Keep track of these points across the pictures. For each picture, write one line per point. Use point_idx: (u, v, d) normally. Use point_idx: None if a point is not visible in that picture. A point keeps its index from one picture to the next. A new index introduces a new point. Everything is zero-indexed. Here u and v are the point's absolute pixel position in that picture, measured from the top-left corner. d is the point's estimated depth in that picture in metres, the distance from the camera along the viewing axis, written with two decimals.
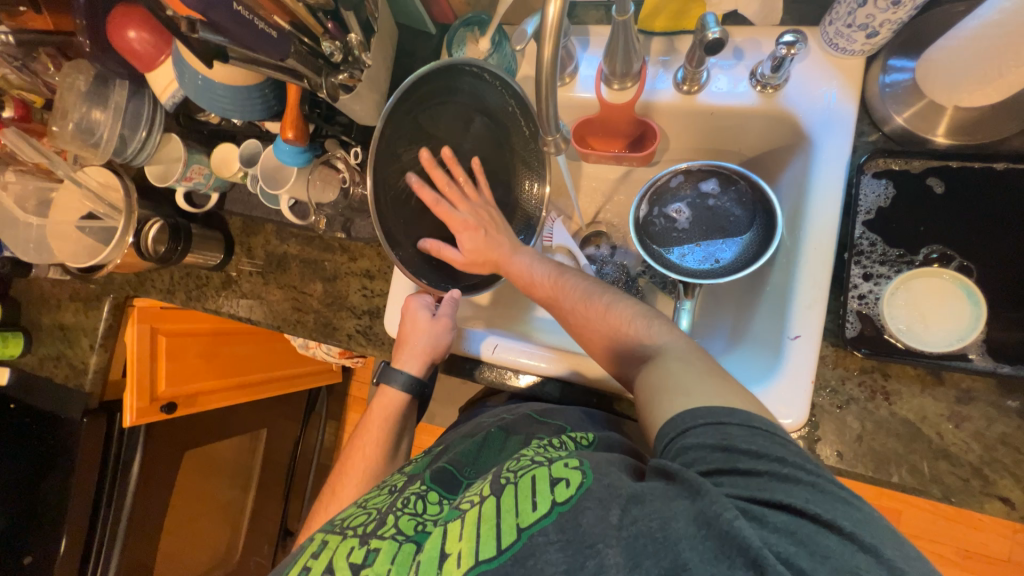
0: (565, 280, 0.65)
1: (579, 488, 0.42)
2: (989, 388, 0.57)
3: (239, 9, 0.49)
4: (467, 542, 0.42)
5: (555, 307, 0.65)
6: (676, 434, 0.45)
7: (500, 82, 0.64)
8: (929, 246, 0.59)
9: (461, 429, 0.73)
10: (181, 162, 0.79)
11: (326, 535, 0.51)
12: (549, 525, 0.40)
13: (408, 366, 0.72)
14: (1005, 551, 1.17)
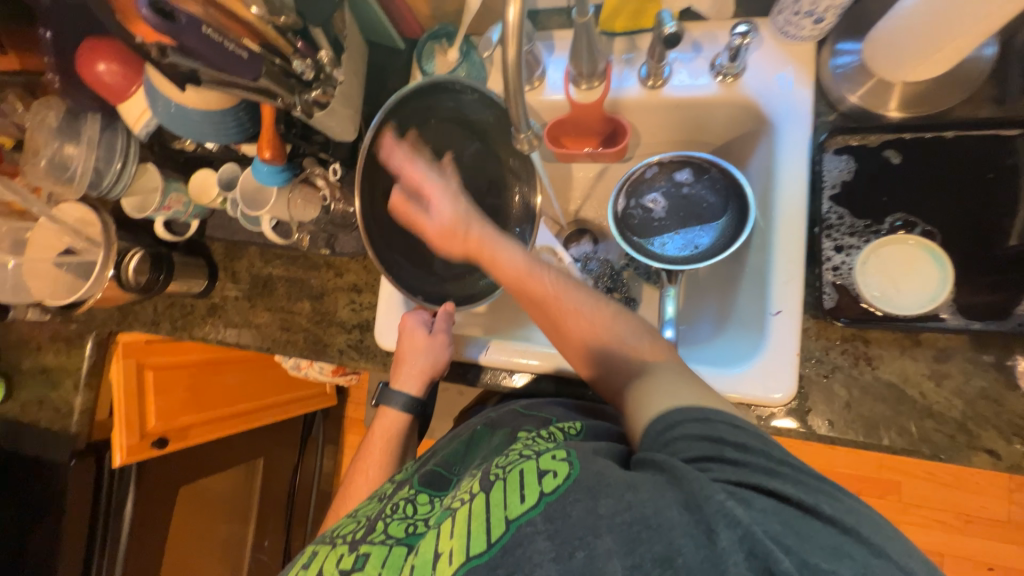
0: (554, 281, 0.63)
1: (566, 479, 0.43)
2: (964, 345, 0.58)
3: (210, 33, 0.50)
4: (459, 540, 0.42)
5: (547, 308, 0.62)
6: (664, 427, 0.47)
7: (476, 92, 0.64)
8: (894, 215, 0.62)
9: (451, 433, 0.72)
10: (159, 191, 0.80)
11: (315, 547, 0.51)
12: (536, 516, 0.40)
13: (408, 386, 0.72)
14: (1004, 512, 1.19)
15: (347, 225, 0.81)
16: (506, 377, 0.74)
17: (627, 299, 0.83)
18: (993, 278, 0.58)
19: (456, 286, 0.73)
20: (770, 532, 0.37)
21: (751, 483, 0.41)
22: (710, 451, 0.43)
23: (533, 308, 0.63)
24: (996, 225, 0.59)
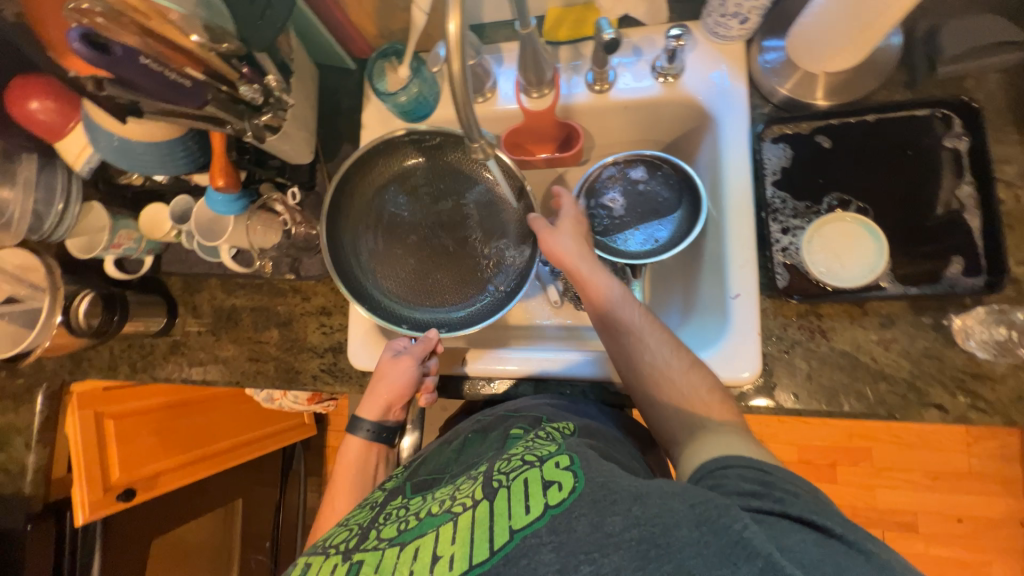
0: (629, 307, 0.65)
1: (572, 492, 0.42)
2: (905, 310, 0.63)
3: (148, 62, 0.49)
4: (461, 546, 0.43)
5: (636, 347, 0.63)
6: (717, 466, 0.48)
7: (441, 135, 0.70)
8: (830, 195, 0.67)
9: (440, 440, 0.71)
10: (107, 229, 0.77)
11: (309, 557, 0.51)
12: (541, 528, 0.40)
13: (366, 407, 0.72)
14: (965, 464, 1.27)
15: (310, 247, 0.80)
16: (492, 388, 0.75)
17: None
18: (922, 246, 0.63)
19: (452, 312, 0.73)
20: (792, 557, 0.35)
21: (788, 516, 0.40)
22: (750, 491, 0.43)
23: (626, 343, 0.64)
24: (919, 197, 0.64)
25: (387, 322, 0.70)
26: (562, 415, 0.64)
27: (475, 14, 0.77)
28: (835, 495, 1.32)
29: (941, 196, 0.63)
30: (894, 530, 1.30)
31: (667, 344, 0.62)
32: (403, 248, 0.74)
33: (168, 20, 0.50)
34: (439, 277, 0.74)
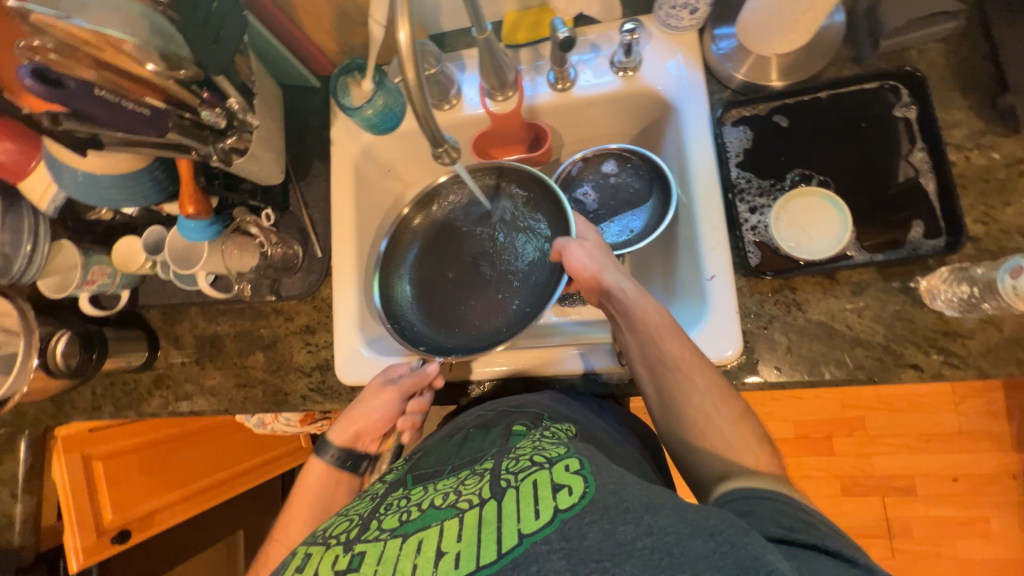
0: (676, 343, 0.60)
1: (582, 497, 0.42)
2: (874, 276, 0.64)
3: (104, 94, 0.49)
4: (467, 544, 0.42)
5: (670, 386, 0.59)
6: (749, 496, 0.48)
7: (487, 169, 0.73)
8: (793, 171, 0.68)
9: (437, 434, 0.71)
10: (79, 267, 0.75)
11: (309, 548, 0.50)
12: (551, 534, 0.40)
13: (336, 428, 0.72)
14: (955, 424, 1.30)
15: (289, 267, 0.80)
16: (478, 391, 0.76)
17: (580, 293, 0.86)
18: (884, 213, 0.65)
19: (473, 333, 0.71)
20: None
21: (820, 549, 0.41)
22: (785, 526, 0.43)
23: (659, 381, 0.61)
24: (876, 166, 0.66)
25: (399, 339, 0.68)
26: (562, 416, 0.63)
27: (434, 24, 0.78)
28: (833, 466, 1.34)
29: (897, 164, 0.65)
30: (892, 495, 1.32)
31: (714, 386, 0.58)
32: (446, 274, 0.75)
33: (121, 49, 0.49)
34: (460, 302, 0.73)
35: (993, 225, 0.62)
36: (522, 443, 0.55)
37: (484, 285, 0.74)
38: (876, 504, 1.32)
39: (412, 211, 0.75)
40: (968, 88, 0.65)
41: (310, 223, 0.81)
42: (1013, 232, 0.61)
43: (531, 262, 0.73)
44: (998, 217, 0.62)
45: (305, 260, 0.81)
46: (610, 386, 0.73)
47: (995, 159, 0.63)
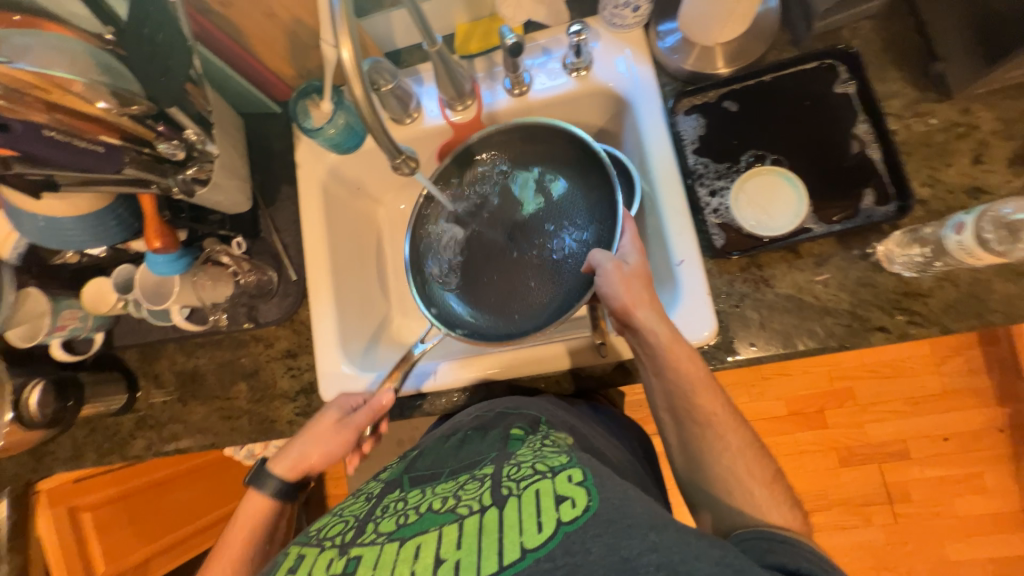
0: (707, 397, 0.59)
1: (586, 509, 0.43)
2: (835, 246, 0.67)
3: (54, 134, 0.51)
4: (467, 552, 0.43)
5: (694, 430, 0.60)
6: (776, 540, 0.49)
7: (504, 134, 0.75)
8: (748, 153, 0.71)
9: (435, 432, 0.70)
10: (48, 313, 0.75)
11: (302, 548, 0.50)
12: (555, 548, 0.40)
13: (281, 464, 0.68)
14: (939, 385, 1.33)
15: (264, 293, 0.80)
16: (458, 400, 0.76)
17: None
18: (836, 184, 0.67)
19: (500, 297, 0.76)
20: None
21: None
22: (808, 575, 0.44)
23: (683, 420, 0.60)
24: (825, 140, 0.69)
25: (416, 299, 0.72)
26: (557, 421, 0.64)
27: (388, 41, 0.80)
28: (829, 438, 1.36)
29: (843, 136, 0.68)
30: (888, 460, 1.34)
31: (746, 448, 0.58)
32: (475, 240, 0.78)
33: (70, 91, 0.49)
34: (486, 268, 0.77)
35: (938, 186, 0.65)
36: (522, 450, 0.55)
37: (504, 247, 0.78)
38: (873, 471, 1.34)
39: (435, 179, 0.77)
40: (900, 60, 0.68)
41: (282, 247, 0.81)
42: (957, 191, 0.64)
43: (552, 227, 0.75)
44: (943, 179, 0.65)
45: (280, 285, 0.81)
46: (594, 380, 0.73)
47: (933, 124, 0.66)
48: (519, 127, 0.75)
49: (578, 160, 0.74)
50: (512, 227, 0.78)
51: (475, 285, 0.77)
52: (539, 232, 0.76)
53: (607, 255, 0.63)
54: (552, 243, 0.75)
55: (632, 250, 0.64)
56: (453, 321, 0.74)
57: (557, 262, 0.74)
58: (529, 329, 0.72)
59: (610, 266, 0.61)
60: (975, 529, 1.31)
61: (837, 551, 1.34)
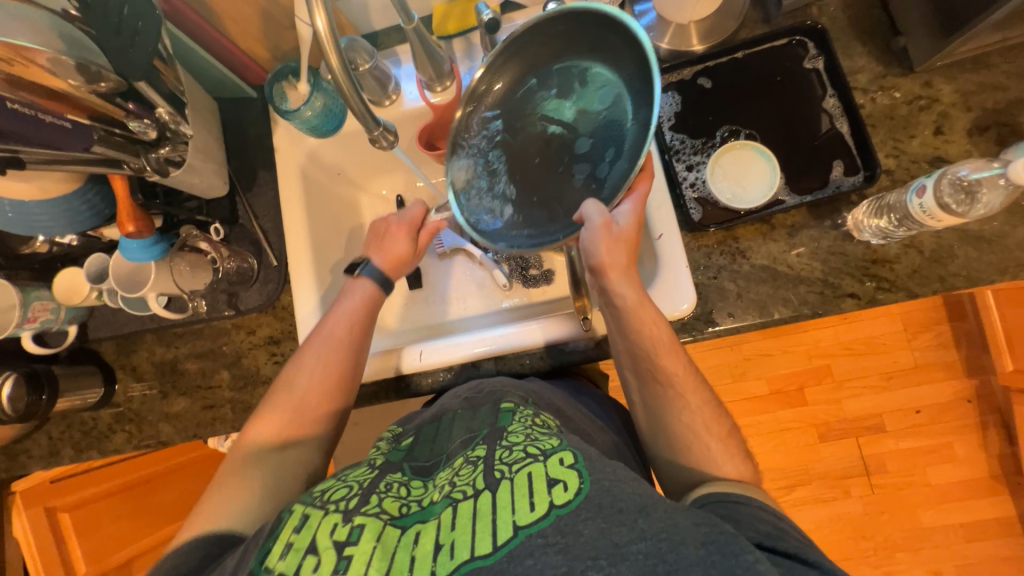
0: (672, 358, 0.61)
1: (578, 492, 0.43)
2: (807, 217, 0.69)
3: (18, 107, 0.48)
4: (462, 533, 0.44)
5: (655, 384, 0.61)
6: (737, 501, 0.50)
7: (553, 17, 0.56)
8: (722, 128, 0.72)
9: (423, 414, 0.70)
10: (18, 305, 0.71)
11: (306, 508, 0.49)
12: (546, 527, 0.41)
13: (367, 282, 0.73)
14: (912, 359, 1.38)
15: (245, 279, 0.79)
16: (444, 378, 0.77)
17: (543, 274, 0.87)
18: (806, 157, 0.69)
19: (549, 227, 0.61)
20: None
21: (807, 561, 0.43)
22: (769, 535, 0.45)
23: (646, 374, 0.62)
24: (796, 115, 0.71)
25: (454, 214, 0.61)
26: (544, 403, 0.65)
27: (364, 23, 0.79)
28: (809, 415, 1.40)
29: (813, 111, 0.70)
30: (865, 434, 1.39)
31: (707, 405, 0.60)
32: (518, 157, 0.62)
33: (35, 63, 0.48)
34: (535, 192, 0.61)
35: (903, 157, 0.67)
36: (513, 426, 0.56)
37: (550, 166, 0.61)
38: (851, 445, 1.39)
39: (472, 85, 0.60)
40: (866, 36, 0.71)
41: (262, 233, 0.80)
42: (920, 161, 0.67)
43: (606, 141, 0.58)
44: (906, 150, 0.68)
45: (261, 271, 0.80)
46: (578, 356, 0.74)
47: (897, 98, 0.69)
48: (589, 15, 0.56)
49: (629, 77, 0.56)
50: (551, 120, 0.60)
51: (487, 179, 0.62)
52: (572, 136, 0.60)
53: (602, 208, 0.57)
54: (602, 160, 0.58)
55: (627, 214, 0.60)
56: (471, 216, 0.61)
57: (575, 186, 0.60)
58: (510, 248, 0.60)
59: (599, 222, 0.56)
60: (947, 495, 1.36)
61: (819, 523, 1.39)
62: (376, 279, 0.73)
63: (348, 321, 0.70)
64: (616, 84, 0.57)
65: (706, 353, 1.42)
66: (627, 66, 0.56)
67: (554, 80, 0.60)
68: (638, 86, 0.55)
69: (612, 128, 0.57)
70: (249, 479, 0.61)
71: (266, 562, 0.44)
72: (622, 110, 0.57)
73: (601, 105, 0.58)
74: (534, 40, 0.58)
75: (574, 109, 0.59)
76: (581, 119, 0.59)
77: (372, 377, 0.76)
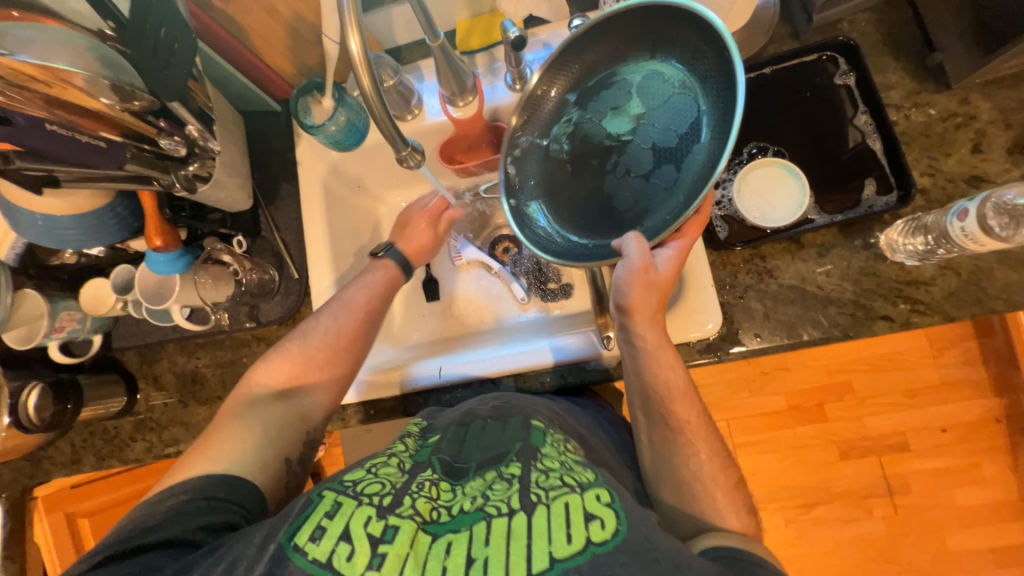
0: (685, 405, 0.59)
1: (615, 533, 0.44)
2: (837, 237, 0.67)
3: (56, 129, 0.50)
4: (497, 552, 0.44)
5: (664, 424, 0.61)
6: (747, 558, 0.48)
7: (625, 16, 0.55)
8: (749, 145, 0.72)
9: (448, 414, 0.69)
10: (46, 315, 0.72)
11: (338, 496, 0.51)
12: (583, 563, 0.42)
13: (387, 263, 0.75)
14: (937, 376, 1.34)
15: (266, 292, 0.80)
16: (461, 394, 0.76)
17: (561, 288, 0.87)
18: (838, 176, 0.68)
19: (605, 234, 0.59)
20: None
21: None
22: None
23: (655, 413, 0.61)
24: (825, 132, 0.70)
25: (506, 217, 0.59)
26: (570, 429, 0.64)
27: (388, 38, 0.80)
28: (830, 431, 1.37)
29: (842, 127, 0.69)
30: (889, 453, 1.35)
31: (715, 454, 0.59)
32: (578, 164, 0.60)
33: (71, 83, 0.49)
34: (595, 195, 0.60)
35: (938, 175, 0.66)
36: (547, 451, 0.56)
37: (607, 171, 0.59)
38: (874, 465, 1.35)
39: (541, 85, 0.60)
40: (898, 51, 0.69)
41: (284, 245, 0.80)
42: (957, 181, 0.65)
43: (674, 148, 0.55)
44: (942, 168, 0.66)
45: (282, 283, 0.80)
46: (591, 377, 0.73)
47: (932, 115, 0.67)
48: (656, 11, 0.54)
49: (705, 73, 0.53)
50: (614, 117, 0.59)
51: (532, 184, 0.62)
52: (630, 135, 0.58)
53: (643, 247, 0.54)
54: (662, 171, 0.56)
55: (667, 261, 0.58)
56: (525, 221, 0.60)
57: (623, 201, 0.59)
58: (547, 250, 0.59)
59: (638, 263, 0.54)
60: (975, 518, 1.32)
61: (840, 544, 1.35)
62: (398, 264, 0.76)
63: (370, 291, 0.71)
64: (686, 97, 0.55)
65: (723, 365, 1.40)
66: (703, 80, 0.54)
67: (621, 83, 0.58)
68: (711, 101, 0.53)
69: (677, 133, 0.55)
70: (241, 427, 0.60)
71: (297, 539, 0.47)
72: (693, 123, 0.54)
73: (664, 120, 0.56)
74: (607, 34, 0.57)
75: (633, 107, 0.58)
76: (640, 133, 0.57)
77: (374, 396, 0.77)
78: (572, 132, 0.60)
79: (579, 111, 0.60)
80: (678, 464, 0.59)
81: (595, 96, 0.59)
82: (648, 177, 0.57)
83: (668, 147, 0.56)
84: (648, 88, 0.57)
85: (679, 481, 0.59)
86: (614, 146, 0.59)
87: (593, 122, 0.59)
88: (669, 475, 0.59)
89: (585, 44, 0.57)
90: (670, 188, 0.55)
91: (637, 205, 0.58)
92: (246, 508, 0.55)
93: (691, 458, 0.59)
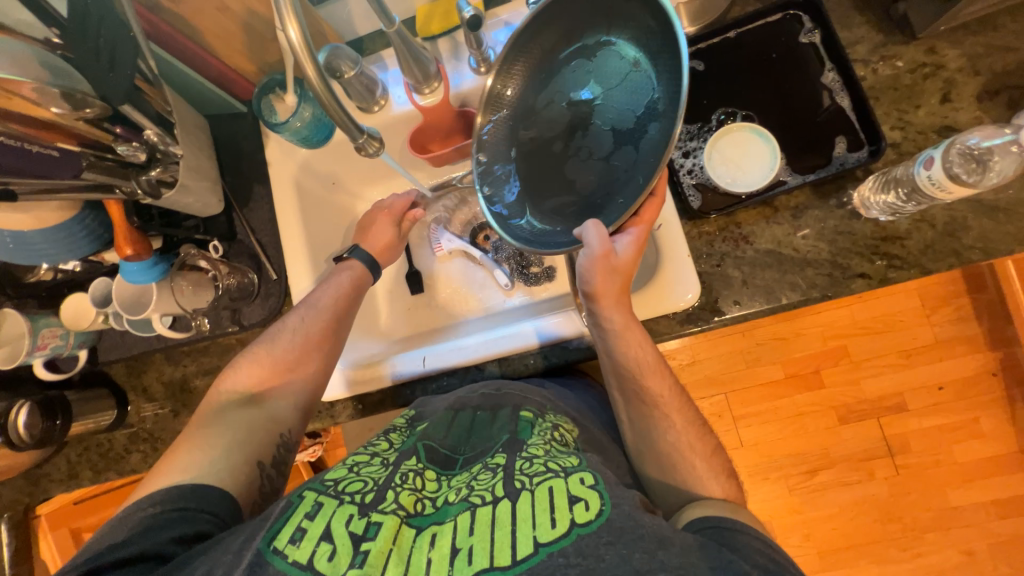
0: (657, 380, 0.60)
1: (599, 513, 0.45)
2: (811, 198, 0.67)
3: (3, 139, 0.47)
4: (481, 540, 0.45)
5: (643, 401, 0.61)
6: (732, 527, 0.48)
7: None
8: (718, 111, 0.71)
9: (432, 403, 0.69)
10: (27, 333, 0.73)
11: (319, 497, 0.51)
12: (568, 546, 0.43)
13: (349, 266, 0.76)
14: (930, 335, 1.34)
15: (247, 294, 0.79)
16: (448, 383, 0.76)
17: (544, 271, 0.86)
18: (808, 136, 0.67)
19: (573, 211, 0.59)
20: None
21: None
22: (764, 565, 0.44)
23: (637, 392, 0.61)
24: (794, 92, 0.69)
25: (477, 210, 0.58)
26: (557, 413, 0.64)
27: (348, 30, 0.79)
28: (827, 398, 1.37)
29: (812, 86, 0.68)
30: (886, 415, 1.35)
31: (693, 426, 0.60)
32: (541, 150, 0.59)
33: (21, 94, 0.49)
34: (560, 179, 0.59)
35: (909, 128, 0.65)
36: (533, 438, 0.57)
37: (570, 155, 0.58)
38: (872, 427, 1.36)
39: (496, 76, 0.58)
40: (863, 5, 0.68)
41: (260, 247, 0.80)
42: (928, 132, 0.64)
43: (633, 127, 0.55)
44: (913, 121, 0.65)
45: (262, 285, 0.80)
46: (568, 360, 0.73)
47: (900, 67, 0.66)
48: None
49: (658, 49, 0.53)
50: (573, 100, 0.58)
51: (498, 173, 0.60)
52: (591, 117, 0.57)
53: (602, 233, 0.54)
54: (624, 150, 0.56)
55: (628, 244, 0.58)
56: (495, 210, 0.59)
57: (587, 184, 0.58)
58: (519, 238, 0.58)
59: (598, 250, 0.54)
60: (975, 473, 1.33)
61: (843, 508, 1.36)
62: (365, 263, 0.76)
63: (336, 289, 0.72)
64: (642, 75, 0.55)
65: (717, 338, 1.40)
66: (655, 57, 0.54)
67: (577, 65, 0.57)
68: (666, 77, 0.53)
69: (634, 112, 0.55)
70: (215, 433, 0.60)
71: (276, 543, 0.46)
72: (650, 101, 0.54)
73: (623, 99, 0.56)
74: (560, 16, 0.56)
75: (591, 89, 0.57)
76: (598, 115, 0.57)
77: (358, 391, 0.77)
78: (533, 118, 0.59)
79: (537, 98, 0.59)
80: (660, 438, 0.59)
81: (552, 81, 0.58)
82: (609, 158, 0.57)
83: (627, 127, 0.56)
84: (602, 68, 0.57)
85: (661, 451, 0.59)
86: (575, 129, 0.58)
87: (552, 107, 0.59)
88: (654, 450, 0.60)
89: (539, 28, 0.56)
90: (633, 167, 0.55)
91: (603, 184, 0.57)
92: (219, 517, 0.54)
93: (672, 428, 0.59)
